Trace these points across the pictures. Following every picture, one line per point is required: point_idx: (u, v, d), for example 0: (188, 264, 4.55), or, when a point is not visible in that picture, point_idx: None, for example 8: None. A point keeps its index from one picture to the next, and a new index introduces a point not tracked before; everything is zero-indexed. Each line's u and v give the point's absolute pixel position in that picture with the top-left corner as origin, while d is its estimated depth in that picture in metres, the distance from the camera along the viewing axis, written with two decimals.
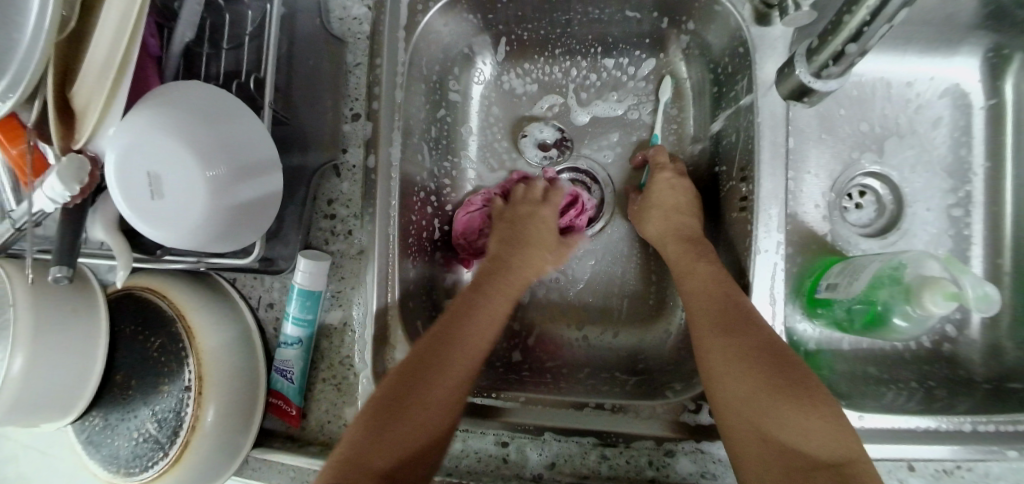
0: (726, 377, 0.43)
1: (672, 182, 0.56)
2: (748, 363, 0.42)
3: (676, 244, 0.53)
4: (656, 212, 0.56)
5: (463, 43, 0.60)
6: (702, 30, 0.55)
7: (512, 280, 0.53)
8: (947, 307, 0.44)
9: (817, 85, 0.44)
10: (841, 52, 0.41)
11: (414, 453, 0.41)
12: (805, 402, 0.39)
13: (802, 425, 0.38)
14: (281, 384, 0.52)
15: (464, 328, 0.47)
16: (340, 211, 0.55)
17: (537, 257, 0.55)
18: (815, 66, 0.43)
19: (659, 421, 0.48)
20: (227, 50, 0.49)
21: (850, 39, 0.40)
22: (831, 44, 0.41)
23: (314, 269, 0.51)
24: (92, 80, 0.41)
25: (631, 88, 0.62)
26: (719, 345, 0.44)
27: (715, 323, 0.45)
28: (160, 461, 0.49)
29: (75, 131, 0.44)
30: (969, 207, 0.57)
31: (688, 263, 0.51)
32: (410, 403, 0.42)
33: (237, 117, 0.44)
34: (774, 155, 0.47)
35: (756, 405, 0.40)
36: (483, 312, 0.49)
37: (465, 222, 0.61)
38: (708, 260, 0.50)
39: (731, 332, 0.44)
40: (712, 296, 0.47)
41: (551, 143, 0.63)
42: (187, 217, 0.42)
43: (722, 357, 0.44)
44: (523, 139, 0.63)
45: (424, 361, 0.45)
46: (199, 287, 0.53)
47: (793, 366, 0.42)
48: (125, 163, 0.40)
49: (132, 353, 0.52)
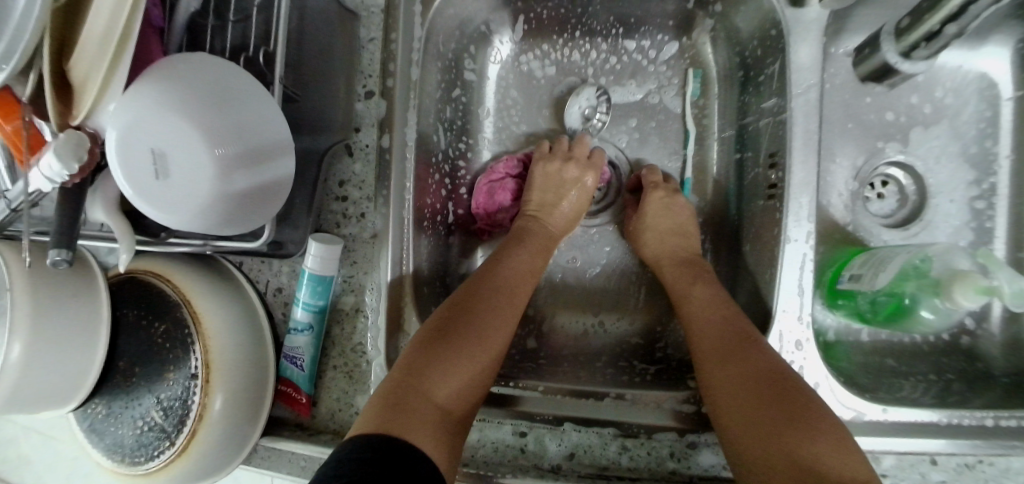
0: (730, 394, 0.43)
1: (665, 197, 0.56)
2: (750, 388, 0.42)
3: (673, 269, 0.54)
4: (650, 234, 0.56)
5: (480, 20, 0.57)
6: (730, 12, 0.53)
7: (548, 240, 0.55)
8: (978, 302, 0.43)
9: (904, 65, 0.50)
10: (936, 32, 0.44)
11: (465, 389, 0.43)
12: (809, 421, 0.38)
13: (802, 443, 0.37)
14: (292, 371, 0.51)
15: (499, 277, 0.50)
16: (352, 193, 0.52)
17: (568, 215, 0.57)
18: (902, 46, 0.48)
19: (664, 412, 0.47)
20: (234, 22, 0.46)
21: (949, 19, 0.43)
22: (926, 25, 0.45)
23: (326, 253, 0.49)
24: (92, 50, 0.38)
25: (652, 72, 0.60)
26: (722, 365, 0.44)
27: (716, 345, 0.46)
28: (167, 450, 0.47)
29: (74, 106, 0.41)
30: (993, 199, 0.56)
31: (684, 287, 0.52)
32: (459, 342, 0.44)
33: (247, 92, 0.41)
34: (806, 143, 0.45)
35: (762, 428, 0.40)
36: (518, 260, 0.52)
37: (487, 191, 0.60)
38: (705, 283, 0.51)
39: (735, 355, 0.44)
40: (711, 320, 0.48)
41: (595, 110, 0.60)
42: (195, 198, 0.40)
43: (726, 381, 0.43)
44: (572, 101, 0.60)
45: (464, 305, 0.46)
46: (204, 271, 0.51)
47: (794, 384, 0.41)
48: (127, 137, 0.38)
49: (135, 340, 0.50)
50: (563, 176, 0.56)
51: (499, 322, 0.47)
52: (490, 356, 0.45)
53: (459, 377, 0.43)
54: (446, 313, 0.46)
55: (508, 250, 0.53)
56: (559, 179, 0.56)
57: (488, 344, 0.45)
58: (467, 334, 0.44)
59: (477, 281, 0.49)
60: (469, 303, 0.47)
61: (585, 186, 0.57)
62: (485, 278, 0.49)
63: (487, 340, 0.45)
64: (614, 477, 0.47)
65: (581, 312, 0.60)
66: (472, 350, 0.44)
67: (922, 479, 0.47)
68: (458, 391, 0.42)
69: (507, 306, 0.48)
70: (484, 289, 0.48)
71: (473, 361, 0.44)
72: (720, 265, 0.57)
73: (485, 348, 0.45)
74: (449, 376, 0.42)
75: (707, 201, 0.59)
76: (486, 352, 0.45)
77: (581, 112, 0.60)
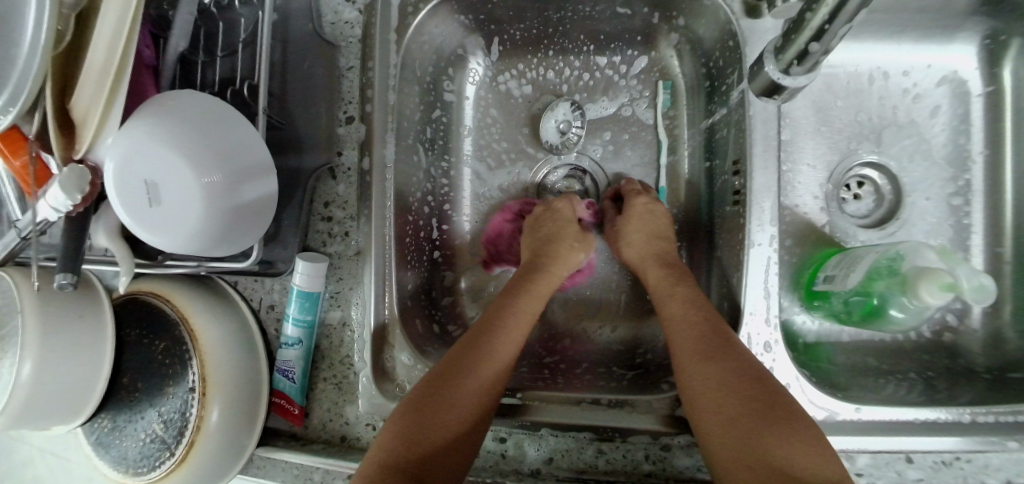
0: (714, 407, 0.42)
1: (648, 205, 0.57)
2: (729, 394, 0.42)
3: (658, 270, 0.54)
4: (635, 235, 0.56)
5: (455, 44, 0.60)
6: (692, 25, 0.54)
7: (549, 280, 0.56)
8: (943, 298, 0.44)
9: (787, 81, 0.43)
10: (805, 51, 0.39)
11: (452, 436, 0.43)
12: (786, 429, 0.39)
13: (782, 448, 0.38)
14: (284, 384, 0.53)
15: (496, 325, 0.50)
16: (336, 213, 0.55)
17: (570, 256, 0.58)
18: (783, 63, 0.42)
19: (652, 415, 0.48)
20: (222, 57, 0.50)
21: (814, 38, 0.38)
22: (796, 43, 0.39)
23: (313, 271, 0.51)
24: (89, 90, 0.42)
25: (624, 86, 0.62)
26: (704, 374, 0.44)
27: (697, 355, 0.46)
28: (168, 460, 0.50)
29: (75, 140, 0.45)
30: (969, 196, 0.56)
31: (667, 287, 0.52)
32: (447, 392, 0.44)
33: (228, 122, 0.44)
34: (766, 148, 0.47)
35: (739, 432, 0.40)
36: (518, 307, 0.52)
37: (497, 229, 0.64)
38: (687, 285, 0.52)
39: (715, 363, 0.44)
40: (692, 328, 0.47)
41: (570, 124, 0.62)
42: (185, 223, 0.43)
43: (706, 386, 0.44)
44: (546, 115, 0.62)
45: (460, 355, 0.47)
46: (201, 291, 0.54)
47: (781, 400, 0.41)
48: (122, 170, 0.41)
49: (138, 357, 0.53)
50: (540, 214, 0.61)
51: (490, 368, 0.47)
52: (481, 403, 0.45)
53: (446, 426, 0.43)
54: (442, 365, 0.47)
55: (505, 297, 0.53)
56: (537, 220, 0.60)
57: (479, 392, 0.46)
58: (460, 383, 0.45)
59: (475, 330, 0.50)
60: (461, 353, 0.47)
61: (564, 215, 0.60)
62: (482, 327, 0.50)
63: (477, 388, 0.46)
64: (592, 480, 0.48)
65: (563, 319, 0.62)
66: (460, 399, 0.44)
67: (899, 478, 0.47)
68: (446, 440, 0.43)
69: (501, 353, 0.48)
70: (480, 337, 0.49)
71: (461, 409, 0.44)
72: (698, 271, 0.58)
73: (474, 396, 0.45)
74: (437, 425, 0.43)
75: (684, 208, 0.60)
76: (476, 399, 0.45)
77: (557, 126, 0.62)
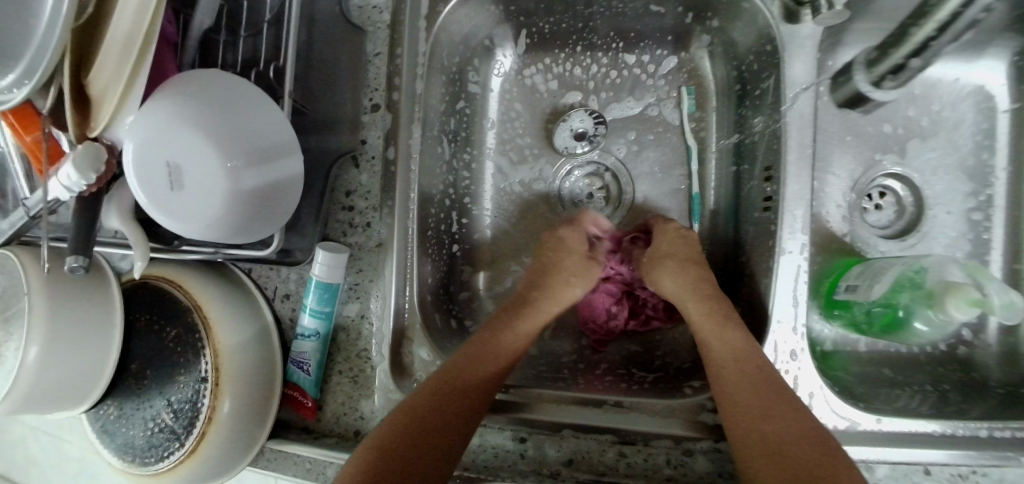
0: (749, 444, 0.41)
1: (682, 232, 0.56)
2: (767, 416, 0.41)
3: (699, 305, 0.51)
4: (671, 262, 0.54)
5: (484, 34, 0.59)
6: (727, 27, 0.54)
7: (552, 295, 0.56)
8: (970, 314, 0.44)
9: (876, 94, 0.51)
10: (902, 65, 0.46)
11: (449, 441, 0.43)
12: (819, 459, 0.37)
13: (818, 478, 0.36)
14: (298, 376, 0.52)
15: (497, 338, 0.51)
16: (358, 203, 0.53)
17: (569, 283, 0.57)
18: (873, 76, 0.50)
19: (675, 421, 0.48)
20: (246, 37, 0.48)
21: (914, 53, 0.44)
22: (894, 57, 0.46)
23: (333, 261, 0.50)
24: (110, 67, 0.40)
25: (651, 86, 0.61)
26: (744, 406, 0.42)
27: (738, 387, 0.44)
28: (177, 451, 0.49)
29: (91, 118, 0.42)
30: (990, 211, 0.56)
31: (702, 304, 0.51)
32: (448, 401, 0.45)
33: (252, 102, 0.42)
34: (800, 156, 0.46)
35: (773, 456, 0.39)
36: (519, 323, 0.53)
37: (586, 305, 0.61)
38: (737, 327, 0.47)
39: (757, 398, 0.42)
40: (732, 356, 0.46)
41: (587, 132, 0.62)
42: (207, 208, 0.41)
43: (744, 405, 0.43)
44: (562, 124, 0.62)
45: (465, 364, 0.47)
46: (216, 278, 0.52)
47: (821, 435, 0.40)
48: (142, 151, 0.39)
49: (148, 343, 0.51)
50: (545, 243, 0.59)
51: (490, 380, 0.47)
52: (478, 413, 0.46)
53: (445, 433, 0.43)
54: (437, 383, 0.46)
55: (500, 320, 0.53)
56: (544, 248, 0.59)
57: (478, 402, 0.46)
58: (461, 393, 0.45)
59: (479, 341, 0.50)
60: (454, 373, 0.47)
61: (571, 247, 0.58)
62: (486, 338, 0.51)
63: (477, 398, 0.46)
64: None
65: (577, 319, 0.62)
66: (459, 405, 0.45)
67: None
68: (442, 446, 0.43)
69: (500, 364, 0.49)
70: (485, 349, 0.49)
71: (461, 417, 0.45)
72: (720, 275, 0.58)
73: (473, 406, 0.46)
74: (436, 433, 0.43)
75: (706, 211, 0.60)
76: (475, 409, 0.45)
77: (573, 135, 0.62)
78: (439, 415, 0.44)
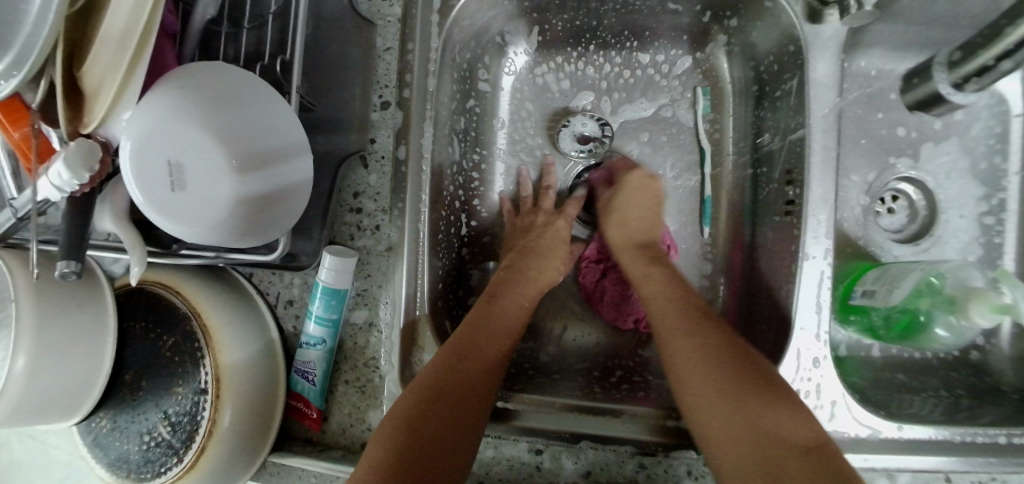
0: (693, 377, 0.42)
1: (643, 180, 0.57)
2: (710, 363, 0.42)
3: (631, 252, 0.55)
4: (615, 213, 0.58)
5: (496, 30, 0.57)
6: (747, 27, 0.53)
7: (539, 276, 0.55)
8: (993, 320, 0.44)
9: (957, 96, 0.52)
10: (987, 67, 0.47)
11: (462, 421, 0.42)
12: (764, 397, 0.39)
13: (766, 416, 0.38)
14: (303, 386, 0.50)
15: (492, 313, 0.50)
16: (366, 205, 0.51)
17: (552, 257, 0.57)
18: (955, 78, 0.51)
19: (644, 425, 0.47)
20: (250, 29, 0.45)
21: (1002, 56, 0.45)
22: (979, 60, 0.47)
23: (341, 266, 0.48)
24: (106, 59, 0.37)
25: (665, 86, 0.60)
26: (687, 345, 0.44)
27: (678, 329, 0.46)
28: (174, 467, 0.46)
29: (84, 113, 0.40)
30: (1002, 215, 0.56)
31: (640, 268, 0.53)
32: (455, 380, 0.44)
33: (259, 97, 0.40)
34: (824, 159, 0.46)
35: (718, 399, 0.40)
36: (513, 298, 0.52)
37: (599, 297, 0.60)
38: (681, 287, 0.50)
39: (699, 338, 0.45)
40: (673, 304, 0.48)
41: (587, 137, 0.61)
42: (212, 211, 0.39)
43: (687, 354, 0.44)
44: (563, 130, 0.61)
45: (464, 342, 0.46)
46: (215, 283, 0.50)
47: (758, 368, 0.42)
48: (142, 148, 0.37)
49: (144, 352, 0.49)
50: (529, 223, 0.59)
51: (490, 356, 0.47)
52: (484, 388, 0.45)
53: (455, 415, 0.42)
54: (432, 375, 0.44)
55: (486, 306, 0.51)
56: (530, 227, 0.58)
57: (483, 381, 0.45)
58: (467, 373, 0.45)
59: (475, 316, 0.49)
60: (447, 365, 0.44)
61: (555, 230, 0.59)
62: (481, 312, 0.50)
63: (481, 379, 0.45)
64: None
65: (583, 323, 0.61)
66: (467, 384, 0.44)
67: None
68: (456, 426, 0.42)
69: (498, 339, 0.49)
70: (482, 325, 0.49)
71: (470, 398, 0.44)
72: (734, 279, 0.57)
73: (479, 387, 0.45)
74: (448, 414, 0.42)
75: (720, 213, 0.59)
76: (480, 387, 0.45)
77: (574, 139, 0.61)
78: (447, 392, 0.43)
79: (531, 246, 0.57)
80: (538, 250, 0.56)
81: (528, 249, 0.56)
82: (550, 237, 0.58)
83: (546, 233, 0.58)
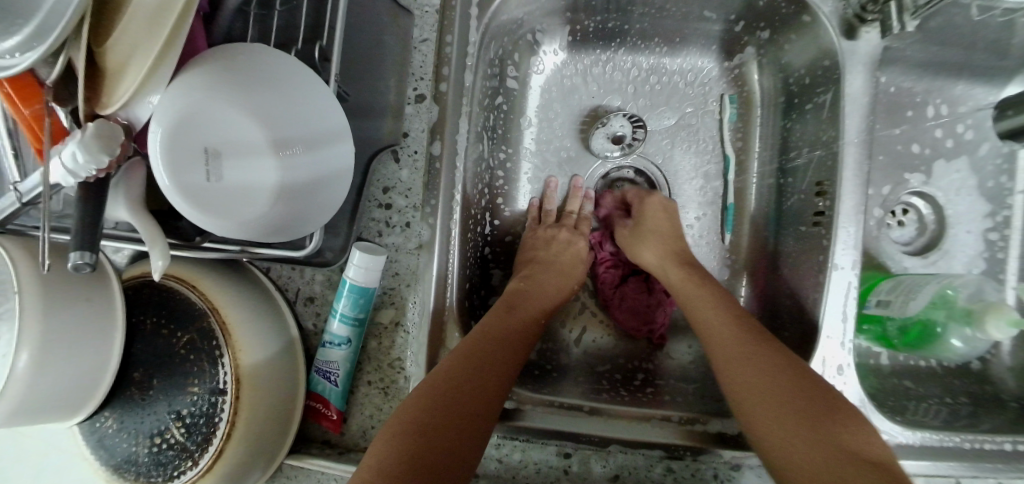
0: (753, 397, 0.42)
1: (664, 205, 0.58)
2: (773, 377, 0.42)
3: (679, 269, 0.53)
4: (650, 236, 0.56)
5: (530, 27, 0.56)
6: (781, 40, 0.54)
7: (559, 284, 0.56)
8: (1010, 334, 0.46)
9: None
10: None
11: (485, 418, 0.42)
12: (826, 414, 0.39)
13: (838, 434, 0.38)
14: (324, 387, 0.48)
15: (512, 312, 0.50)
16: (397, 201, 0.49)
17: (572, 263, 0.58)
18: None
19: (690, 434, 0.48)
20: (281, 11, 0.43)
21: None
22: None
23: (371, 264, 0.46)
24: (138, 39, 0.35)
25: (690, 94, 0.61)
26: (740, 364, 0.44)
27: (730, 341, 0.45)
28: (189, 471, 0.44)
29: (102, 94, 0.36)
30: (1005, 231, 0.59)
31: (694, 284, 0.51)
32: (479, 378, 0.43)
33: (297, 82, 0.38)
34: (858, 172, 0.47)
35: (787, 414, 0.40)
36: (531, 303, 0.52)
37: (628, 310, 0.59)
38: (713, 289, 0.50)
39: (750, 356, 0.44)
40: (722, 320, 0.47)
41: (625, 137, 0.61)
42: (248, 204, 0.37)
43: (746, 370, 0.43)
44: (598, 130, 0.61)
45: (487, 342, 0.46)
46: (234, 279, 0.47)
47: (816, 385, 0.41)
48: (177, 133, 0.35)
49: (154, 350, 0.46)
50: (550, 237, 0.58)
51: (512, 355, 0.47)
52: (504, 386, 0.45)
53: (479, 412, 0.42)
54: (452, 369, 0.43)
55: (503, 311, 0.50)
56: (550, 243, 0.58)
57: (504, 379, 0.45)
58: (490, 371, 0.44)
59: (494, 315, 0.49)
60: (471, 365, 0.43)
61: (575, 250, 0.59)
62: (500, 312, 0.49)
63: (504, 375, 0.45)
64: None
65: (604, 327, 0.61)
66: (490, 381, 0.44)
67: None
68: (480, 422, 0.41)
69: (520, 338, 0.48)
70: (504, 324, 0.48)
71: (493, 396, 0.43)
72: (756, 287, 0.58)
73: (502, 384, 0.44)
74: (471, 411, 0.41)
75: (741, 222, 0.60)
76: (501, 385, 0.44)
77: (607, 139, 0.61)
78: (470, 389, 0.42)
79: (552, 262, 0.57)
80: (557, 267, 0.56)
81: (549, 263, 0.56)
82: (568, 256, 0.58)
83: (563, 249, 0.58)
